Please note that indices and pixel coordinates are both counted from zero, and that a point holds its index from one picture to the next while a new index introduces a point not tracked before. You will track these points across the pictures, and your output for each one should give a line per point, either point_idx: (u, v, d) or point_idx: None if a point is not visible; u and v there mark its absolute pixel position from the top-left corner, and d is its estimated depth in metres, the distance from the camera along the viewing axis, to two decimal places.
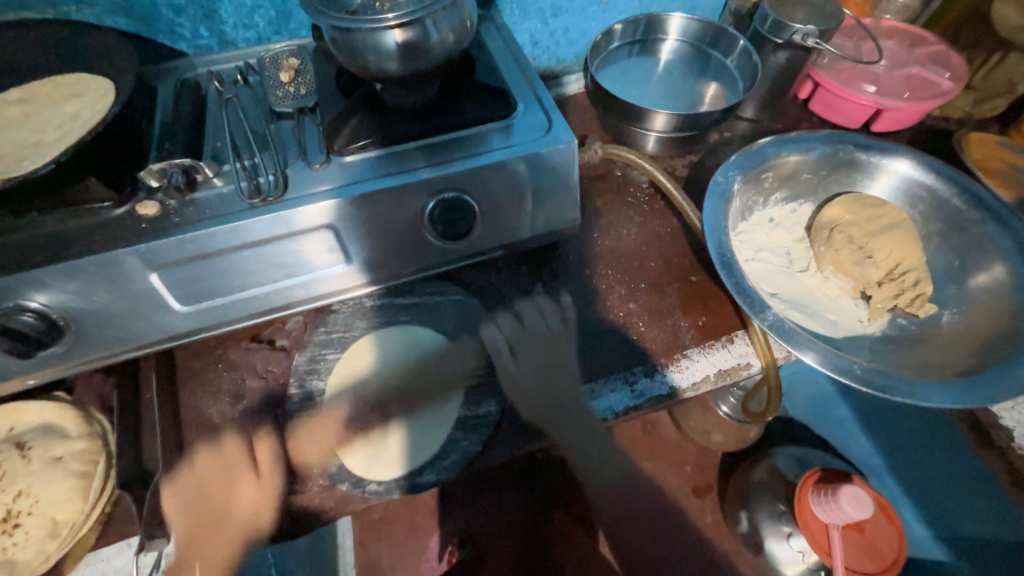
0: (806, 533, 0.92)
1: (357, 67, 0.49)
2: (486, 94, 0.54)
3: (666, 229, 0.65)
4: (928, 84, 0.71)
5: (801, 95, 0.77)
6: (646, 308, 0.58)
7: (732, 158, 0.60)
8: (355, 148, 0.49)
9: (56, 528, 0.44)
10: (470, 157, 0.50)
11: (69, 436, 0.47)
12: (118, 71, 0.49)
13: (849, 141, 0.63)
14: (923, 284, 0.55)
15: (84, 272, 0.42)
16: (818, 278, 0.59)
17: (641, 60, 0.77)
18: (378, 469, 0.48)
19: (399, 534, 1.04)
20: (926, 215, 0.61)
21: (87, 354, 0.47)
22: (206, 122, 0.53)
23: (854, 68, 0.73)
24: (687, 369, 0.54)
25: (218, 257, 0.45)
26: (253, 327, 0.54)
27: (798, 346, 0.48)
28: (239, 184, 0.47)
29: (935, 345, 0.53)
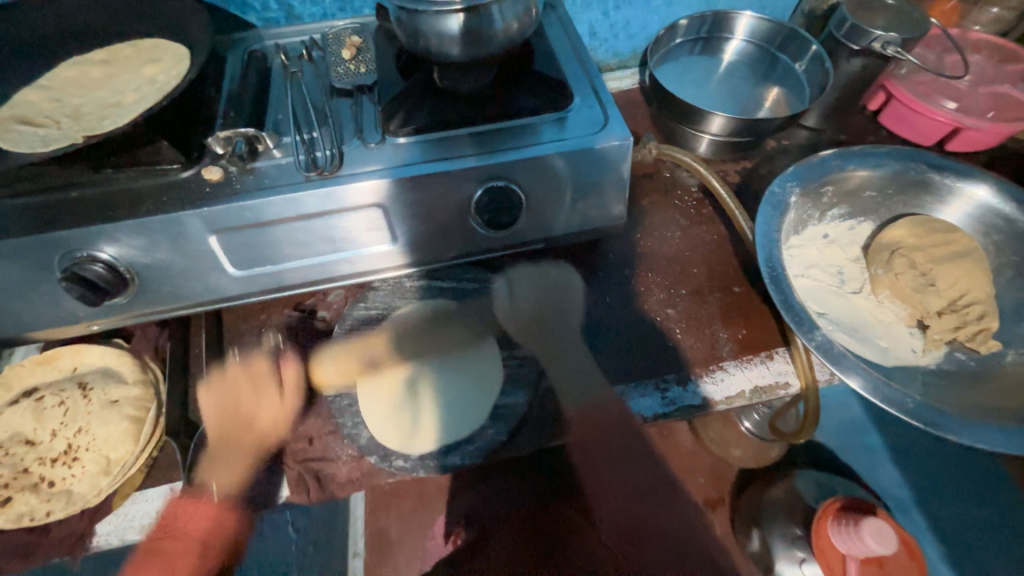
0: (822, 560, 0.90)
1: (418, 48, 0.50)
2: (543, 84, 0.53)
3: (712, 236, 0.63)
4: (1017, 104, 0.66)
5: (871, 107, 0.73)
6: (684, 315, 0.56)
7: (791, 169, 0.57)
8: (410, 130, 0.50)
9: (109, 465, 0.47)
10: (522, 147, 0.50)
11: (125, 382, 0.51)
12: (193, 39, 0.51)
13: (921, 160, 0.59)
14: (988, 320, 0.52)
15: (150, 230, 0.45)
16: (871, 302, 0.56)
17: (702, 59, 0.74)
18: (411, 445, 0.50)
19: (408, 507, 1.09)
20: (1000, 246, 0.57)
21: (146, 307, 0.50)
22: (269, 94, 0.54)
23: (934, 82, 0.69)
24: (722, 382, 0.52)
25: (272, 227, 0.47)
26: (296, 296, 0.56)
27: (845, 371, 0.46)
28: (297, 157, 0.48)
29: (997, 385, 0.49)
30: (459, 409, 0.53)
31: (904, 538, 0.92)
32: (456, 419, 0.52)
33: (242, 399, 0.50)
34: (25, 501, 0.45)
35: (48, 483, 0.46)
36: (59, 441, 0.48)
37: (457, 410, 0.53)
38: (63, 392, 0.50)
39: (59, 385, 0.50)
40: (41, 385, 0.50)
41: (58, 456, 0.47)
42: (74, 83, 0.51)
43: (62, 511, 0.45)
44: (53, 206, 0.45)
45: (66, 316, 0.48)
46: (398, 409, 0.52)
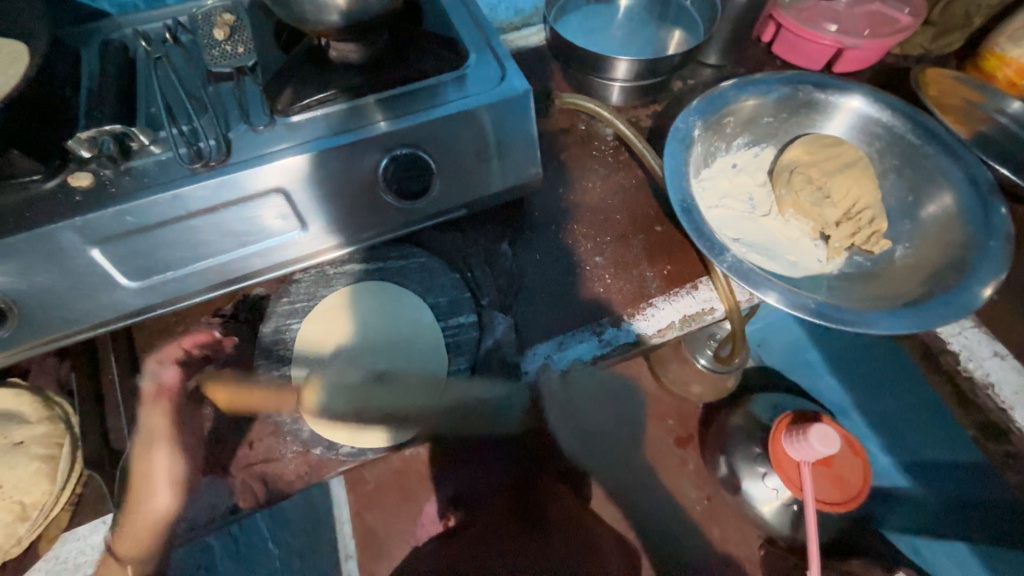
0: (779, 470, 0.99)
1: (293, 18, 0.46)
2: (435, 44, 0.52)
3: (630, 181, 0.64)
4: (888, 20, 0.70)
5: (764, 39, 0.76)
6: (612, 260, 0.58)
7: (693, 103, 0.59)
8: (300, 107, 0.47)
9: (25, 511, 0.44)
10: (423, 111, 0.48)
11: (28, 421, 0.46)
12: (29, 33, 0.45)
13: (808, 81, 0.62)
14: (878, 222, 0.56)
15: (18, 252, 0.40)
16: (779, 222, 0.59)
17: (601, 7, 0.74)
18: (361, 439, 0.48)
19: (393, 502, 1.09)
20: (882, 152, 0.61)
21: (35, 339, 0.45)
22: (135, 87, 0.49)
23: (815, 7, 0.72)
24: (654, 317, 0.54)
25: (163, 229, 0.44)
26: (213, 303, 0.52)
27: (757, 288, 0.49)
28: (178, 150, 0.44)
29: (889, 278, 0.54)
30: (406, 396, 0.50)
31: (845, 437, 1.02)
32: (412, 395, 0.50)
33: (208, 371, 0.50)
34: None
35: None
36: None
37: (406, 396, 0.50)
38: None
39: None
40: None
41: None
42: None
43: None
44: None
45: None
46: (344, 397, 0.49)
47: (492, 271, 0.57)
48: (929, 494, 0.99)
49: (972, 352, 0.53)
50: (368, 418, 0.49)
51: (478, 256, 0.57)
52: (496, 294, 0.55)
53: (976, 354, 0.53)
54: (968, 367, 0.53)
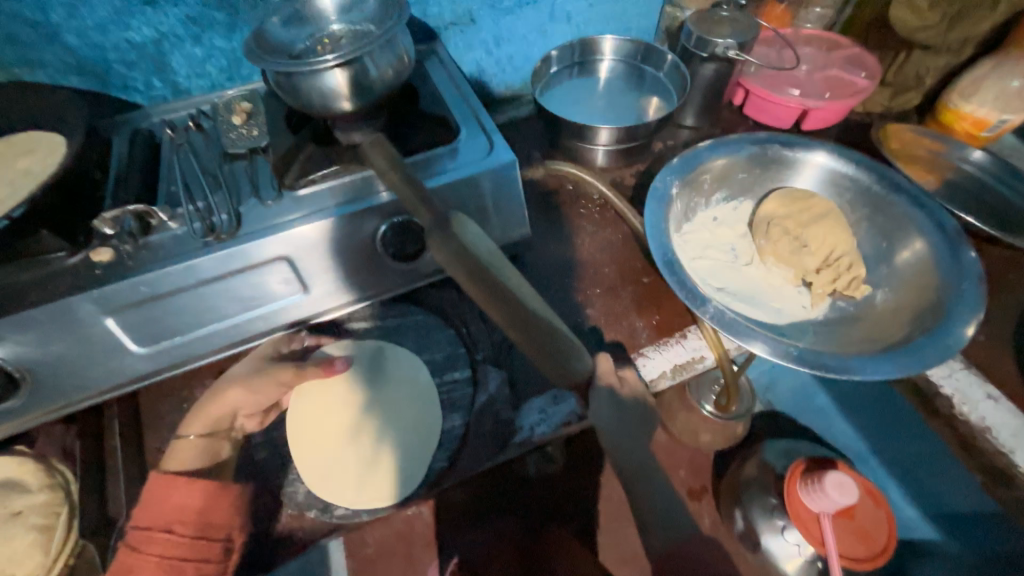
0: (799, 525, 0.95)
1: (303, 106, 0.52)
2: (430, 122, 0.57)
3: (617, 236, 0.68)
4: (846, 84, 0.77)
5: (735, 102, 0.83)
6: (602, 312, 0.60)
7: (670, 164, 0.63)
8: (306, 181, 0.51)
9: None
10: (418, 181, 0.53)
11: (29, 490, 0.47)
12: (69, 127, 0.51)
13: (776, 141, 0.67)
14: (856, 268, 0.59)
15: (37, 323, 0.43)
16: (762, 270, 0.62)
17: (583, 80, 0.81)
18: (358, 500, 0.50)
19: (396, 572, 0.99)
20: (853, 202, 0.65)
21: (44, 406, 0.47)
22: (159, 169, 0.54)
23: (779, 75, 0.79)
24: (646, 367, 0.56)
25: (174, 296, 0.47)
26: (217, 365, 0.54)
27: (741, 336, 0.50)
28: (193, 225, 0.48)
29: (874, 322, 0.55)
30: (405, 454, 0.53)
31: (863, 485, 0.98)
32: (409, 455, 0.53)
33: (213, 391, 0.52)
34: None
35: None
36: None
37: (404, 454, 0.53)
38: None
39: None
40: None
41: None
42: None
43: None
44: None
45: None
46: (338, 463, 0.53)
47: (488, 327, 0.58)
48: (960, 548, 0.94)
49: (965, 396, 0.53)
50: (366, 480, 0.52)
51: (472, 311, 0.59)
52: (491, 349, 0.57)
53: (970, 398, 0.53)
54: (963, 410, 0.53)
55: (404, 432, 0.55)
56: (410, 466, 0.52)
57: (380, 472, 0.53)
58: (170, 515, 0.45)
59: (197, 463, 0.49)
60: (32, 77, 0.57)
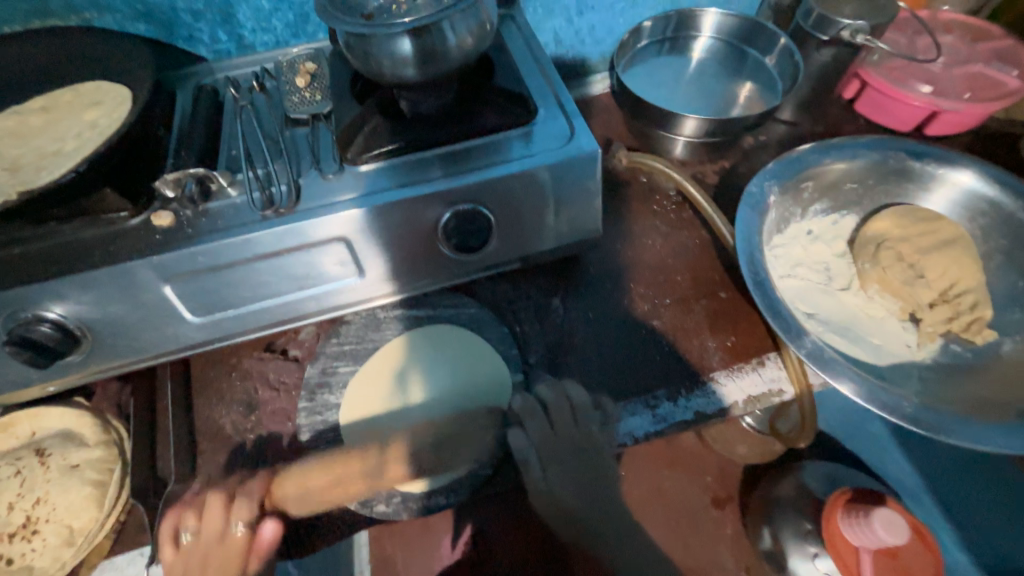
0: (835, 557, 0.88)
1: (371, 72, 0.47)
2: (505, 100, 0.52)
3: (694, 240, 0.61)
4: (992, 84, 0.64)
5: (846, 95, 0.72)
6: (671, 325, 0.54)
7: (768, 167, 0.56)
8: (370, 157, 0.48)
9: (72, 535, 0.45)
10: (488, 166, 0.48)
11: (86, 444, 0.48)
12: (135, 79, 0.49)
13: (899, 148, 0.58)
14: (981, 308, 0.51)
15: (97, 284, 0.42)
16: (860, 298, 0.54)
17: (671, 59, 0.72)
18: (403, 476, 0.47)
19: (413, 534, 1.06)
20: (986, 230, 0.55)
21: (103, 363, 0.47)
22: (220, 130, 0.52)
23: (908, 67, 0.67)
24: (714, 394, 0.50)
25: (231, 269, 0.45)
26: (266, 337, 0.53)
27: (837, 378, 0.44)
28: (252, 194, 0.46)
29: (996, 376, 0.47)
30: (458, 436, 0.49)
31: (914, 525, 0.90)
32: (457, 445, 0.49)
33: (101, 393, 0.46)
34: None
35: (5, 560, 0.44)
36: (16, 514, 0.45)
37: (452, 436, 0.49)
38: (19, 461, 0.47)
39: (15, 453, 0.47)
40: None
41: (15, 530, 0.45)
42: (12, 133, 0.49)
43: None
44: None
45: (15, 380, 0.45)
46: (384, 436, 0.49)
47: (549, 334, 0.54)
48: None
49: None
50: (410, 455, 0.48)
51: (535, 316, 0.55)
52: (546, 354, 0.53)
53: None
54: None
55: (450, 413, 0.51)
56: (455, 452, 0.48)
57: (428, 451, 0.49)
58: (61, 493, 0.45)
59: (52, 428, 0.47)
60: (101, 22, 0.55)
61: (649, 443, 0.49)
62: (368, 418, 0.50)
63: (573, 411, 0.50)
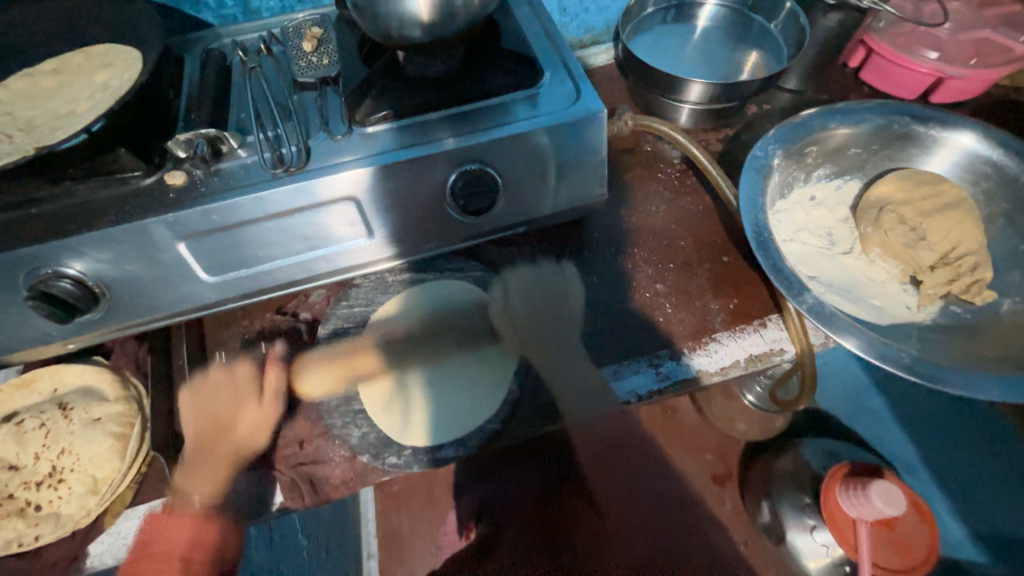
0: (832, 527, 0.90)
1: (379, 34, 0.47)
2: (511, 62, 0.52)
3: (697, 207, 0.62)
4: (999, 49, 0.64)
5: (851, 64, 0.72)
6: (674, 289, 0.55)
7: (773, 131, 0.56)
8: (378, 118, 0.48)
9: (96, 484, 0.46)
10: (496, 128, 0.48)
11: (106, 399, 0.49)
12: (144, 41, 0.49)
13: (905, 112, 0.58)
14: (982, 270, 0.51)
15: (114, 241, 0.43)
16: (862, 262, 0.55)
17: (676, 27, 0.72)
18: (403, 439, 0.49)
19: (418, 504, 1.10)
20: (989, 194, 0.56)
21: (120, 322, 0.48)
22: (230, 93, 0.52)
23: (914, 33, 0.67)
24: (717, 353, 0.51)
25: (242, 228, 0.46)
26: (277, 300, 0.55)
27: (839, 332, 0.45)
28: (262, 155, 0.46)
29: (994, 335, 0.48)
30: (461, 403, 0.51)
31: (912, 498, 0.92)
32: (460, 416, 0.50)
33: (222, 413, 0.49)
34: (11, 527, 0.44)
35: (34, 507, 0.46)
36: (43, 463, 0.47)
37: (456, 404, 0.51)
38: (43, 413, 0.49)
39: (39, 407, 0.49)
40: (21, 409, 0.49)
41: (42, 479, 0.47)
42: (25, 96, 0.49)
43: (51, 534, 0.44)
44: (13, 222, 0.43)
45: (37, 337, 0.47)
46: (391, 398, 0.51)
47: (551, 292, 0.56)
48: None
49: None
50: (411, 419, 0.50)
51: (537, 278, 0.56)
52: (551, 317, 0.54)
53: None
54: None
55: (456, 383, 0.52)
56: (457, 419, 0.50)
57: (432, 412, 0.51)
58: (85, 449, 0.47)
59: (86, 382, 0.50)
60: None
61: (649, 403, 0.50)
62: (374, 376, 0.52)
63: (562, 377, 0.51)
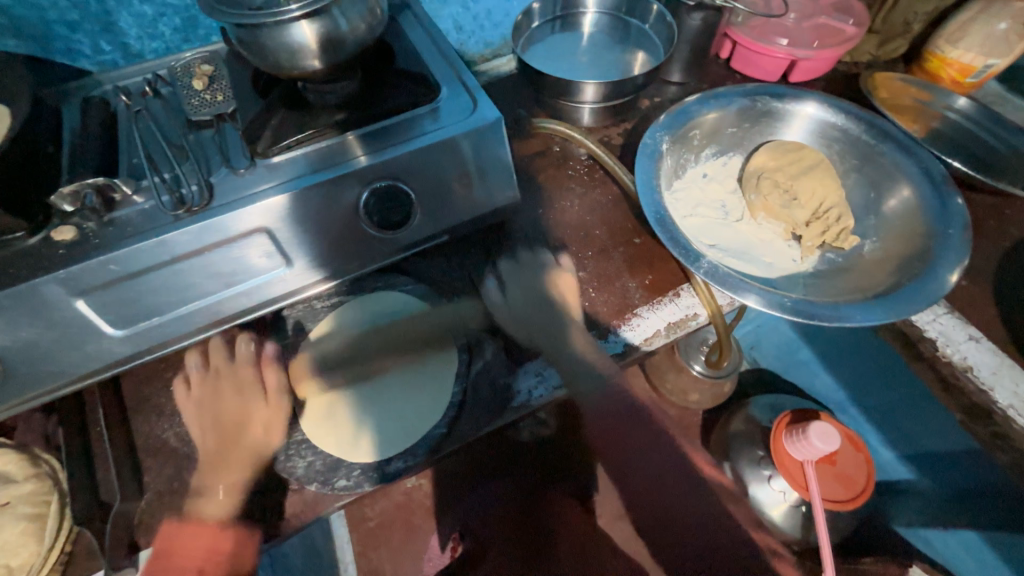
0: (785, 474, 0.97)
1: (270, 67, 0.48)
2: (409, 82, 0.54)
3: (607, 197, 0.66)
4: (835, 32, 0.75)
5: (722, 55, 0.80)
6: (595, 274, 0.59)
7: (658, 120, 0.62)
8: (280, 148, 0.48)
9: (12, 574, 0.42)
10: (400, 144, 0.50)
11: (16, 481, 0.46)
12: (11, 96, 0.46)
13: (765, 92, 0.66)
14: (845, 219, 0.59)
15: (1, 308, 0.40)
16: (752, 226, 0.61)
17: (565, 35, 0.78)
18: (355, 453, 0.49)
19: (398, 539, 1.06)
20: (841, 153, 0.65)
21: (19, 396, 0.45)
22: (118, 140, 0.50)
23: (766, 24, 0.76)
24: (639, 326, 0.56)
25: (147, 274, 0.44)
26: (202, 345, 0.53)
27: (734, 289, 0.50)
28: (160, 198, 0.45)
29: (861, 272, 0.56)
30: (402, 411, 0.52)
31: (845, 433, 1.02)
32: (411, 418, 0.52)
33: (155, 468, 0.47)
34: None
35: None
36: None
37: (403, 411, 0.53)
38: None
39: None
40: None
41: None
42: None
43: None
44: None
45: None
46: (331, 418, 0.52)
47: (482, 297, 0.57)
48: (934, 485, 0.99)
49: (948, 338, 0.55)
50: (361, 433, 0.51)
51: (464, 283, 0.58)
52: (485, 317, 0.56)
53: (953, 340, 0.54)
54: (946, 353, 0.54)
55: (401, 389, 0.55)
56: (408, 423, 0.52)
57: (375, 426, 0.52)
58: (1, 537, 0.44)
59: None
60: None
61: (600, 382, 0.53)
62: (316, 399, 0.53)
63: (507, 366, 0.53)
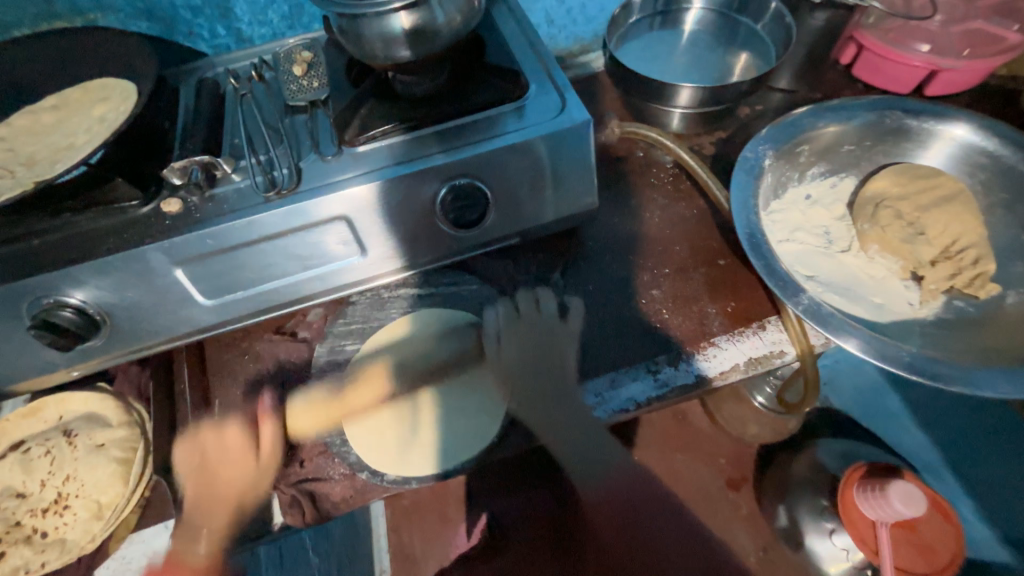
0: (851, 530, 0.85)
1: (365, 55, 0.48)
2: (498, 76, 0.52)
3: (691, 212, 0.61)
4: (991, 40, 0.64)
5: (843, 61, 0.71)
6: (670, 294, 0.55)
7: (762, 132, 0.56)
8: (367, 137, 0.49)
9: (100, 510, 0.47)
10: (484, 141, 0.49)
11: (111, 425, 0.51)
12: (138, 74, 0.50)
13: (896, 107, 0.58)
14: (984, 263, 0.51)
15: (114, 269, 0.44)
16: (862, 259, 0.53)
17: (663, 33, 0.72)
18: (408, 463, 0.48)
19: (430, 525, 1.05)
20: (988, 185, 0.56)
21: (121, 348, 0.49)
22: (224, 121, 0.53)
23: (904, 27, 0.66)
24: (716, 357, 0.51)
25: (238, 250, 0.46)
26: (277, 320, 0.55)
27: (836, 332, 0.44)
28: (255, 179, 0.47)
29: (1001, 327, 0.48)
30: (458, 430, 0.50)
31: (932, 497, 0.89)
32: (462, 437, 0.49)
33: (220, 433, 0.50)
34: (18, 555, 0.45)
35: (39, 534, 0.47)
36: (48, 491, 0.48)
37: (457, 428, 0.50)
38: (48, 441, 0.50)
39: (45, 435, 0.50)
40: (27, 437, 0.50)
41: (48, 506, 0.48)
42: (27, 132, 0.51)
43: (56, 561, 0.45)
44: (15, 254, 0.44)
45: (42, 365, 0.48)
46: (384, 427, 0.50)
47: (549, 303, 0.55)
48: None
49: None
50: (413, 443, 0.50)
51: (536, 293, 0.56)
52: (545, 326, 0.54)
53: None
54: None
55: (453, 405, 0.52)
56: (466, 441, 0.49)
57: (424, 440, 0.50)
58: (88, 481, 0.49)
59: (92, 407, 0.51)
60: (105, 23, 0.57)
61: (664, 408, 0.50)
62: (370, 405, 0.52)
63: (549, 396, 0.50)
